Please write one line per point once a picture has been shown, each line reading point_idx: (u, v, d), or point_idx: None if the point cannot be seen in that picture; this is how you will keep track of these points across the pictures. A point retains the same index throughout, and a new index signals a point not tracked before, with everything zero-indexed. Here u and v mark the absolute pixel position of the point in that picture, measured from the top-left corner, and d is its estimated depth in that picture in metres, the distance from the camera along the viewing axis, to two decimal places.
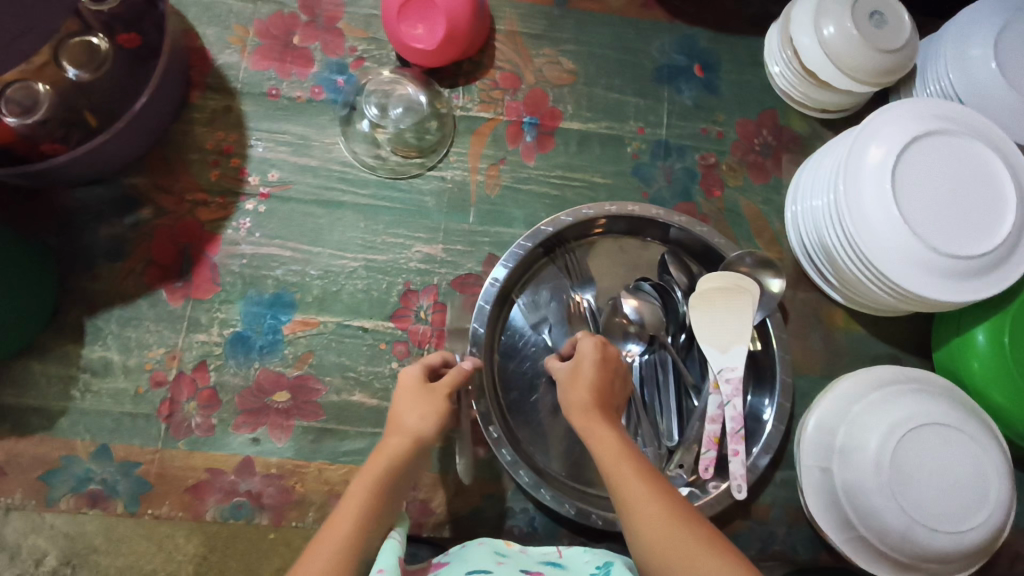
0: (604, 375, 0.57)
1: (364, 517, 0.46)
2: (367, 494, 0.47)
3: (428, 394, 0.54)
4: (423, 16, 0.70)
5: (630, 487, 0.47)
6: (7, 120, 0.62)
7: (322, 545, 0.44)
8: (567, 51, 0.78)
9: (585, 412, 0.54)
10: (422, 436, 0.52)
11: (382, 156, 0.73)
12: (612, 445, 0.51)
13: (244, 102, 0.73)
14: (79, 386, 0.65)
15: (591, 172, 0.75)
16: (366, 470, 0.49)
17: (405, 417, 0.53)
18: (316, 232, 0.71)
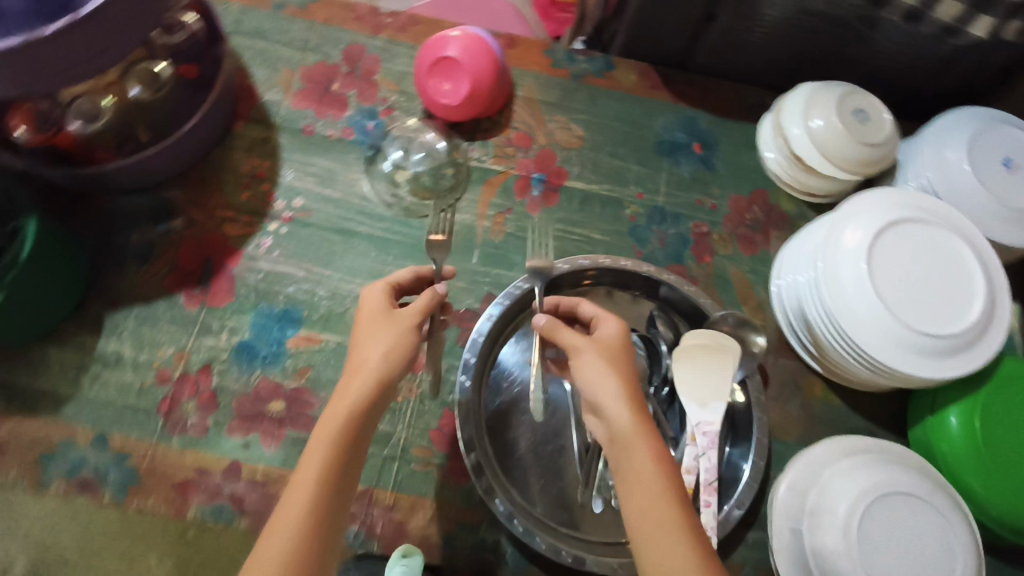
0: (626, 352, 0.57)
1: (335, 465, 0.46)
2: (331, 450, 0.46)
3: (390, 325, 0.54)
4: (449, 73, 0.77)
5: (644, 474, 0.47)
6: (71, 128, 0.66)
7: (296, 496, 0.44)
8: (577, 119, 0.86)
9: (615, 381, 0.53)
10: (388, 375, 0.51)
11: (399, 195, 0.80)
12: (637, 422, 0.50)
13: (281, 135, 0.81)
14: (89, 375, 0.68)
15: (591, 228, 0.81)
16: (331, 413, 0.48)
17: (368, 352, 0.52)
18: (330, 256, 0.77)
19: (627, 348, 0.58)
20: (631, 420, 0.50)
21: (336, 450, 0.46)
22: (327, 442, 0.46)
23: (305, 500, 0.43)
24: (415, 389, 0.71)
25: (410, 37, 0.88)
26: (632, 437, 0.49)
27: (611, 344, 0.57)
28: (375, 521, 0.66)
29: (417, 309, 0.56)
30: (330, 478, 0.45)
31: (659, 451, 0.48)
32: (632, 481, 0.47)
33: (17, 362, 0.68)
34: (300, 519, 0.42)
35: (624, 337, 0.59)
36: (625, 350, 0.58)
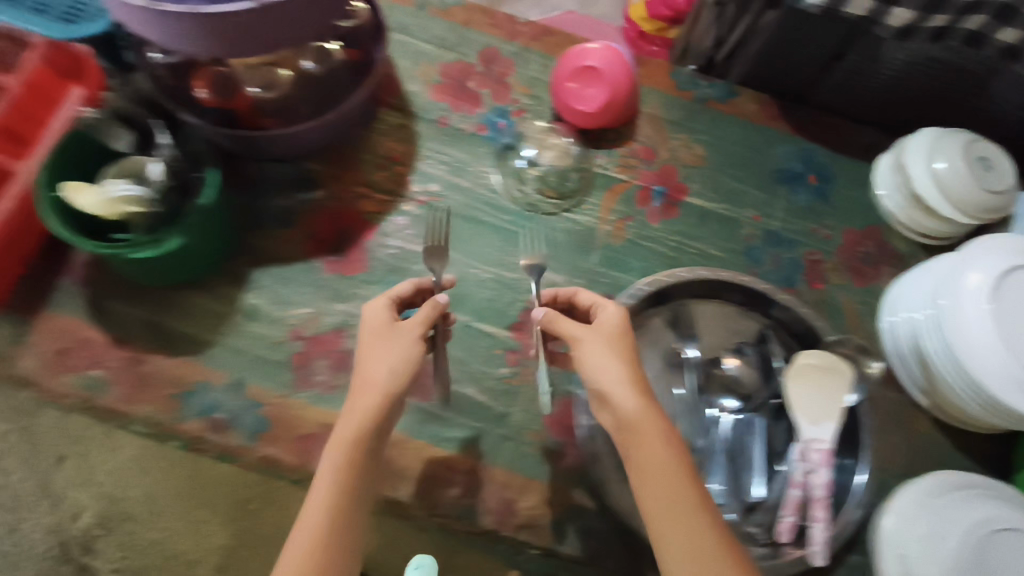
0: (626, 337, 0.60)
1: (346, 484, 0.53)
2: (337, 465, 0.53)
3: (393, 339, 0.58)
4: (602, 84, 0.80)
5: (654, 463, 0.53)
6: (251, 91, 0.71)
7: (316, 506, 0.52)
8: (700, 139, 0.89)
9: (620, 373, 0.57)
10: (389, 392, 0.56)
11: (526, 192, 0.82)
12: (648, 413, 0.55)
13: (418, 124, 0.83)
14: (230, 324, 0.71)
15: (706, 244, 0.83)
16: (342, 430, 0.55)
17: (372, 371, 0.56)
18: (458, 241, 0.78)
19: (629, 332, 0.61)
20: (637, 407, 0.55)
21: (344, 467, 0.53)
22: (336, 459, 0.53)
23: (320, 512, 0.52)
24: (533, 375, 0.74)
25: (543, 45, 0.90)
26: (648, 426, 0.55)
27: (609, 331, 0.60)
28: (486, 495, 0.69)
29: (419, 321, 0.59)
30: (342, 492, 0.53)
31: (666, 443, 0.54)
32: (653, 467, 0.53)
33: (163, 304, 0.71)
34: (322, 527, 0.51)
35: (623, 323, 0.61)
36: (625, 334, 0.60)
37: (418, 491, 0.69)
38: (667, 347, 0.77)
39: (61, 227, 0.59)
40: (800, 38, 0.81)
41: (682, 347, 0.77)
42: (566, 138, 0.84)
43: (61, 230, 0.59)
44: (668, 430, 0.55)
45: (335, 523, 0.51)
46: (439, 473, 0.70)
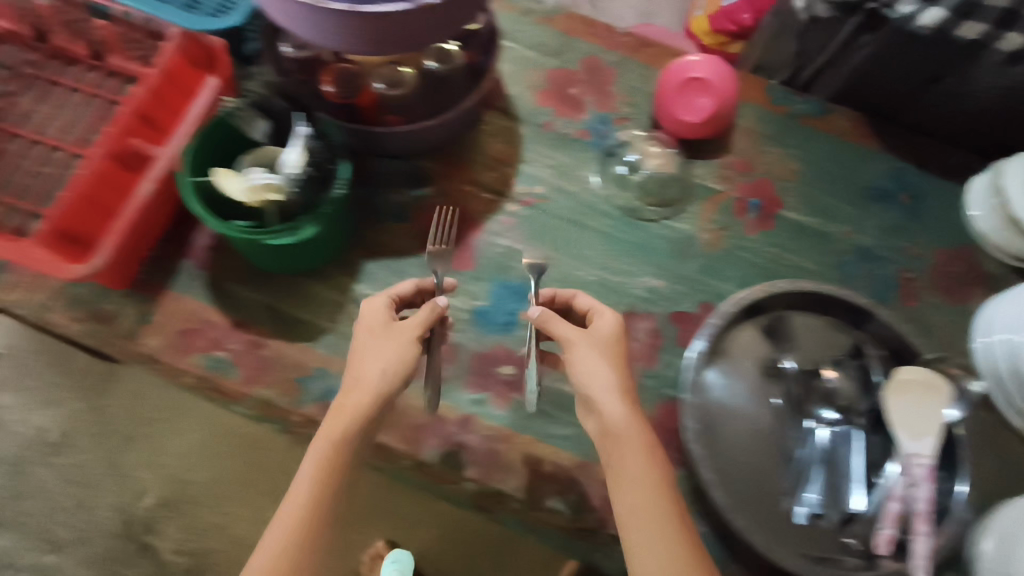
0: (617, 347, 0.62)
1: (330, 477, 0.56)
2: (321, 458, 0.56)
3: (390, 338, 0.61)
4: (710, 92, 0.81)
5: (632, 469, 0.56)
6: (376, 87, 0.73)
7: (294, 499, 0.55)
8: (795, 155, 0.89)
9: (609, 383, 0.60)
10: (381, 389, 0.59)
11: (626, 199, 0.84)
12: (633, 425, 0.58)
13: (522, 127, 0.85)
14: (344, 313, 0.73)
15: (801, 258, 0.84)
16: (330, 426, 0.58)
17: (366, 369, 0.59)
18: (562, 243, 0.80)
19: (620, 344, 0.63)
20: (623, 417, 0.58)
21: (328, 462, 0.56)
22: (321, 454, 0.57)
23: (299, 504, 0.55)
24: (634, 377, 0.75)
25: (643, 56, 0.92)
26: (629, 438, 0.57)
27: (603, 340, 0.62)
28: (589, 493, 0.70)
29: (415, 322, 0.61)
30: (323, 488, 0.55)
31: (647, 452, 0.57)
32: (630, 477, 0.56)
33: (283, 291, 0.73)
34: (298, 519, 0.54)
35: (617, 333, 0.63)
36: (617, 345, 0.63)
37: (524, 485, 0.70)
38: (764, 357, 0.78)
39: (196, 203, 0.61)
40: (901, 57, 0.82)
41: (780, 359, 0.77)
42: (670, 147, 0.85)
43: (196, 205, 0.60)
44: (649, 442, 0.57)
45: (310, 516, 0.54)
46: (543, 470, 0.71)
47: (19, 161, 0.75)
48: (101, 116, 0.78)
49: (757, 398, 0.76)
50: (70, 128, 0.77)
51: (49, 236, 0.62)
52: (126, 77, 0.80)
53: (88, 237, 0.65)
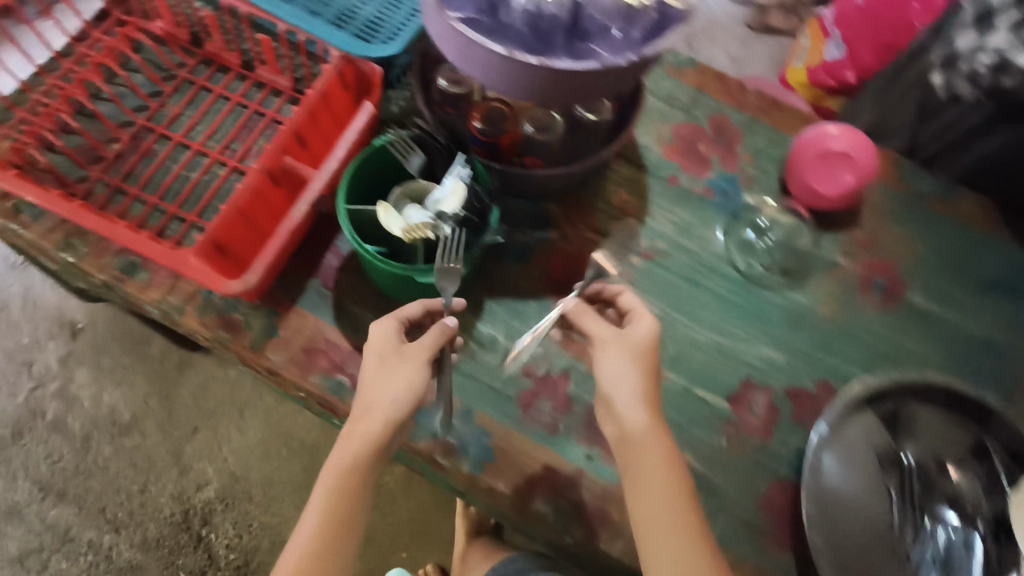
0: (652, 354, 0.62)
1: (343, 505, 0.59)
2: (334, 485, 0.59)
3: (402, 363, 0.61)
4: (854, 168, 0.80)
5: (653, 484, 0.58)
6: (525, 129, 0.72)
7: (310, 519, 0.59)
8: (923, 236, 0.86)
9: (636, 393, 0.60)
10: (392, 417, 0.60)
11: (749, 264, 0.82)
12: (652, 436, 0.59)
13: (649, 179, 0.84)
14: (464, 350, 0.73)
15: (924, 345, 0.81)
16: (342, 449, 0.60)
17: (380, 395, 0.60)
18: (680, 302, 0.78)
19: (656, 350, 0.63)
20: (644, 431, 0.59)
21: (340, 490, 0.59)
22: (331, 479, 0.59)
23: (317, 522, 0.58)
24: (747, 452, 0.73)
25: (771, 118, 0.91)
26: (648, 446, 0.59)
27: (639, 346, 0.62)
28: None
29: (426, 344, 0.62)
30: (337, 513, 0.58)
31: (667, 468, 0.58)
32: (647, 484, 0.58)
33: None
34: (317, 538, 0.57)
35: (654, 339, 0.63)
36: (651, 352, 0.62)
37: (631, 550, 0.68)
38: (884, 447, 0.74)
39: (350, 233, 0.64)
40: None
41: (901, 453, 0.74)
42: (803, 218, 0.84)
43: (351, 235, 0.63)
44: (666, 453, 0.59)
45: (327, 537, 0.58)
46: None
47: (168, 165, 0.77)
48: (246, 126, 0.80)
49: (875, 492, 0.72)
50: (217, 136, 0.80)
51: (205, 246, 0.63)
52: (274, 90, 0.82)
53: (234, 249, 0.67)
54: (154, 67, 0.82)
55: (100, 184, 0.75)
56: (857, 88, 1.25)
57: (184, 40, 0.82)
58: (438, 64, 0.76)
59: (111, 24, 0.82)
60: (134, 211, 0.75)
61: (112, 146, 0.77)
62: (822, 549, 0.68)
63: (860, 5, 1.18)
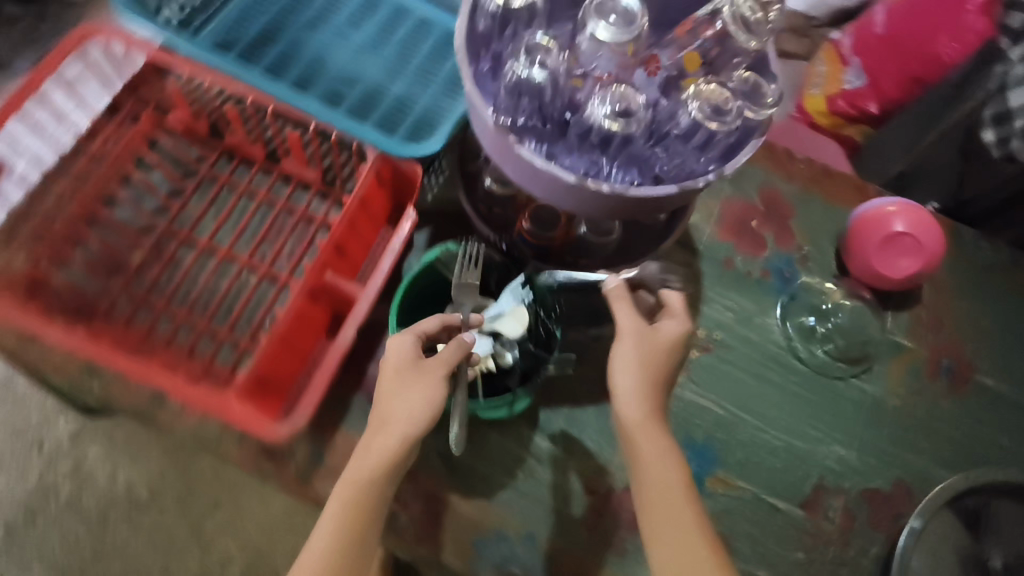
0: (671, 357, 0.58)
1: (350, 534, 0.50)
2: (341, 512, 0.50)
3: (418, 378, 0.53)
4: (917, 253, 0.76)
5: (658, 476, 0.54)
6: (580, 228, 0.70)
7: (322, 534, 0.50)
8: (987, 312, 0.83)
9: (648, 387, 0.56)
10: (409, 437, 0.52)
11: (813, 352, 0.78)
12: (662, 429, 0.55)
13: (702, 263, 0.81)
14: (524, 468, 0.69)
15: (999, 433, 0.77)
16: (355, 465, 0.52)
17: (394, 409, 0.52)
18: (745, 399, 0.75)
19: (677, 353, 0.59)
20: (642, 420, 0.55)
21: (350, 513, 0.50)
22: (339, 502, 0.51)
23: (325, 540, 0.49)
24: (825, 564, 0.70)
25: (822, 188, 0.87)
26: (657, 437, 0.55)
27: (659, 345, 0.57)
28: None
29: (446, 359, 0.53)
30: (350, 533, 0.50)
31: (667, 459, 0.54)
32: (654, 472, 0.54)
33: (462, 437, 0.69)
34: (325, 560, 0.49)
35: (678, 342, 0.59)
36: (669, 354, 0.58)
37: None
38: (969, 550, 0.70)
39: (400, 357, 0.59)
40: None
41: (988, 555, 0.69)
42: (866, 299, 0.80)
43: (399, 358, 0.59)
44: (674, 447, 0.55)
45: (342, 557, 0.49)
46: None
47: (195, 274, 0.72)
48: (274, 226, 0.75)
49: None
50: (244, 239, 0.74)
51: (247, 385, 0.59)
52: (301, 183, 0.77)
53: (279, 379, 0.63)
54: (173, 164, 0.77)
55: (124, 300, 0.70)
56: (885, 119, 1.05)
57: (203, 132, 0.77)
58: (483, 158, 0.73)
59: (124, 116, 0.76)
60: (161, 328, 0.69)
61: (134, 256, 0.72)
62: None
63: (881, 31, 0.99)
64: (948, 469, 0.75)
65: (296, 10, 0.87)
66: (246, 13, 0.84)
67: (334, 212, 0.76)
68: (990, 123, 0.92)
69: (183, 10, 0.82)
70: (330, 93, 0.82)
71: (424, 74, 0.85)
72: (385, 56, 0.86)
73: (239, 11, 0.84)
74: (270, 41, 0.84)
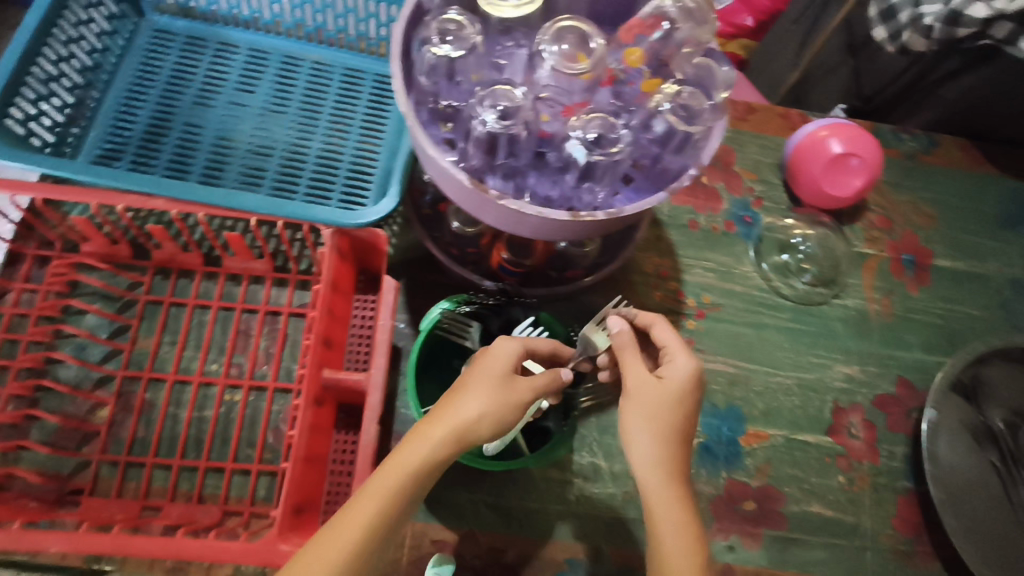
0: (678, 409, 0.50)
1: (380, 522, 0.45)
2: (388, 495, 0.45)
3: (503, 391, 0.48)
4: (864, 171, 0.79)
5: (672, 551, 0.47)
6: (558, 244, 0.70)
7: (360, 510, 0.45)
8: (925, 198, 0.88)
9: (648, 446, 0.49)
10: (470, 441, 0.47)
11: (795, 286, 0.81)
12: (668, 488, 0.49)
13: (670, 232, 0.81)
14: (575, 490, 0.68)
15: (968, 305, 0.84)
16: (411, 452, 0.47)
17: (463, 406, 0.47)
18: (749, 350, 0.77)
19: (688, 403, 0.51)
20: (654, 483, 0.49)
21: (395, 494, 0.46)
22: (391, 477, 0.46)
23: (357, 522, 0.44)
24: (866, 478, 0.74)
25: (751, 125, 0.89)
26: (663, 502, 0.48)
27: (662, 396, 0.50)
28: None
29: (535, 384, 0.50)
30: (386, 520, 0.45)
31: (683, 529, 0.48)
32: (659, 545, 0.48)
33: (506, 481, 0.67)
34: (349, 546, 0.44)
35: (686, 391, 0.51)
36: (678, 405, 0.51)
37: None
38: (976, 422, 0.74)
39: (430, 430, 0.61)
40: (1005, 79, 0.83)
41: (993, 422, 0.74)
42: (827, 224, 0.84)
43: None
44: (685, 514, 0.48)
45: (369, 541, 0.45)
46: None
47: (174, 413, 0.66)
48: (241, 331, 0.69)
49: (987, 470, 0.72)
50: (212, 356, 0.68)
51: (287, 519, 0.54)
52: (251, 277, 0.71)
53: (312, 498, 0.59)
54: (104, 300, 0.69)
55: (105, 465, 0.63)
56: (758, 29, 1.12)
57: (126, 256, 0.70)
58: (444, 203, 0.72)
59: (31, 265, 0.68)
60: (156, 482, 0.63)
61: (99, 416, 0.65)
62: (959, 532, 0.68)
63: None
64: (936, 353, 0.81)
65: (179, 90, 0.79)
66: (124, 111, 0.77)
67: (298, 297, 0.71)
68: (878, 20, 0.83)
69: (57, 121, 0.72)
70: (247, 172, 0.76)
71: (339, 123, 0.79)
72: (290, 114, 0.79)
73: (117, 110, 0.77)
74: (162, 133, 0.76)
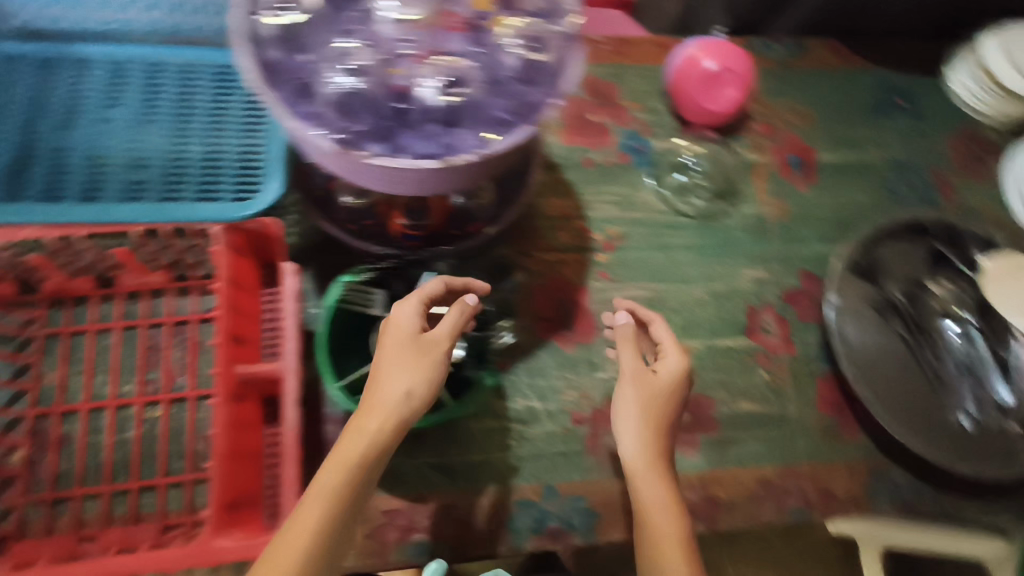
0: (669, 401, 0.60)
1: (339, 510, 0.48)
2: (339, 484, 0.48)
3: (417, 357, 0.53)
4: (736, 81, 0.82)
5: (653, 503, 0.55)
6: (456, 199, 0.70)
7: (314, 506, 0.48)
8: (800, 99, 0.92)
9: (636, 423, 0.59)
10: (409, 418, 0.52)
11: (693, 204, 0.84)
12: (654, 457, 0.57)
13: (567, 173, 0.82)
14: (513, 435, 0.69)
15: (853, 193, 0.89)
16: (353, 443, 0.50)
17: (390, 387, 0.52)
18: (660, 272, 0.80)
19: (677, 395, 0.61)
20: (643, 455, 0.57)
21: (349, 482, 0.49)
22: (339, 470, 0.49)
23: (317, 517, 0.47)
24: (786, 370, 0.78)
25: (628, 57, 0.90)
26: (644, 469, 0.57)
27: (655, 388, 0.60)
28: (807, 495, 0.73)
29: (446, 337, 0.55)
30: (341, 508, 0.48)
31: (666, 490, 0.56)
32: (640, 502, 0.56)
33: (446, 440, 0.68)
34: (312, 539, 0.46)
35: (678, 384, 0.61)
36: (669, 394, 0.61)
37: (751, 515, 0.71)
38: (876, 297, 0.78)
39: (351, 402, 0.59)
40: None
41: (890, 293, 0.78)
42: (712, 138, 0.87)
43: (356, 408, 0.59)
44: (666, 480, 0.56)
45: (332, 528, 0.47)
46: (757, 492, 0.72)
47: (94, 442, 0.64)
48: (150, 347, 0.68)
49: (891, 339, 0.77)
50: (125, 377, 0.66)
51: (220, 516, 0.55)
52: (151, 292, 0.69)
53: (247, 493, 0.59)
54: None
55: (29, 508, 0.61)
56: None
57: (11, 293, 0.67)
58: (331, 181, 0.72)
59: None
60: (88, 512, 0.61)
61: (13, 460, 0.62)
62: (874, 402, 0.73)
63: None
64: (831, 242, 0.85)
65: (39, 114, 0.75)
66: None
67: (204, 302, 0.70)
68: None
69: None
70: (128, 189, 0.73)
71: (216, 123, 0.77)
72: (162, 122, 0.77)
73: None
74: (29, 162, 0.73)
